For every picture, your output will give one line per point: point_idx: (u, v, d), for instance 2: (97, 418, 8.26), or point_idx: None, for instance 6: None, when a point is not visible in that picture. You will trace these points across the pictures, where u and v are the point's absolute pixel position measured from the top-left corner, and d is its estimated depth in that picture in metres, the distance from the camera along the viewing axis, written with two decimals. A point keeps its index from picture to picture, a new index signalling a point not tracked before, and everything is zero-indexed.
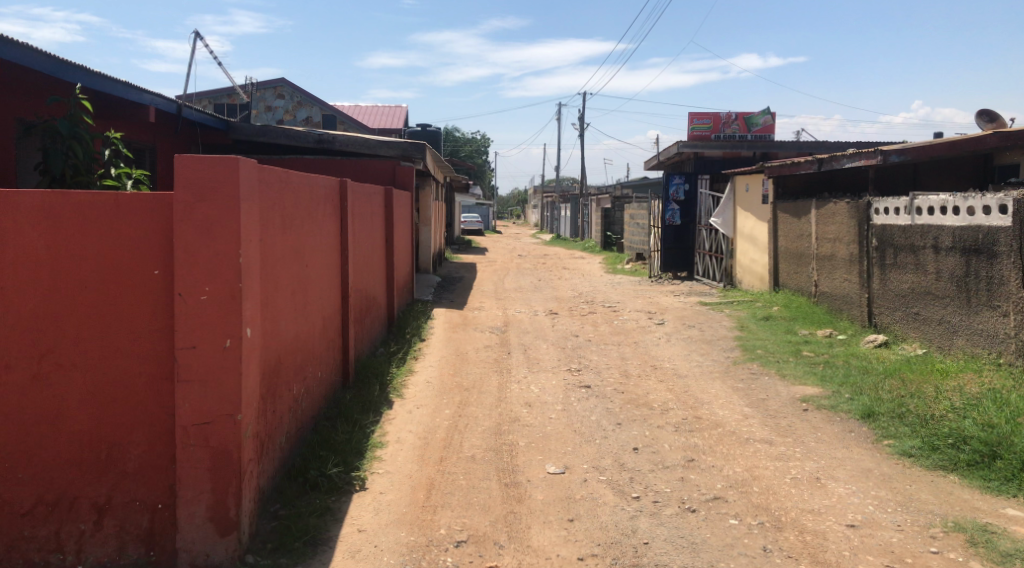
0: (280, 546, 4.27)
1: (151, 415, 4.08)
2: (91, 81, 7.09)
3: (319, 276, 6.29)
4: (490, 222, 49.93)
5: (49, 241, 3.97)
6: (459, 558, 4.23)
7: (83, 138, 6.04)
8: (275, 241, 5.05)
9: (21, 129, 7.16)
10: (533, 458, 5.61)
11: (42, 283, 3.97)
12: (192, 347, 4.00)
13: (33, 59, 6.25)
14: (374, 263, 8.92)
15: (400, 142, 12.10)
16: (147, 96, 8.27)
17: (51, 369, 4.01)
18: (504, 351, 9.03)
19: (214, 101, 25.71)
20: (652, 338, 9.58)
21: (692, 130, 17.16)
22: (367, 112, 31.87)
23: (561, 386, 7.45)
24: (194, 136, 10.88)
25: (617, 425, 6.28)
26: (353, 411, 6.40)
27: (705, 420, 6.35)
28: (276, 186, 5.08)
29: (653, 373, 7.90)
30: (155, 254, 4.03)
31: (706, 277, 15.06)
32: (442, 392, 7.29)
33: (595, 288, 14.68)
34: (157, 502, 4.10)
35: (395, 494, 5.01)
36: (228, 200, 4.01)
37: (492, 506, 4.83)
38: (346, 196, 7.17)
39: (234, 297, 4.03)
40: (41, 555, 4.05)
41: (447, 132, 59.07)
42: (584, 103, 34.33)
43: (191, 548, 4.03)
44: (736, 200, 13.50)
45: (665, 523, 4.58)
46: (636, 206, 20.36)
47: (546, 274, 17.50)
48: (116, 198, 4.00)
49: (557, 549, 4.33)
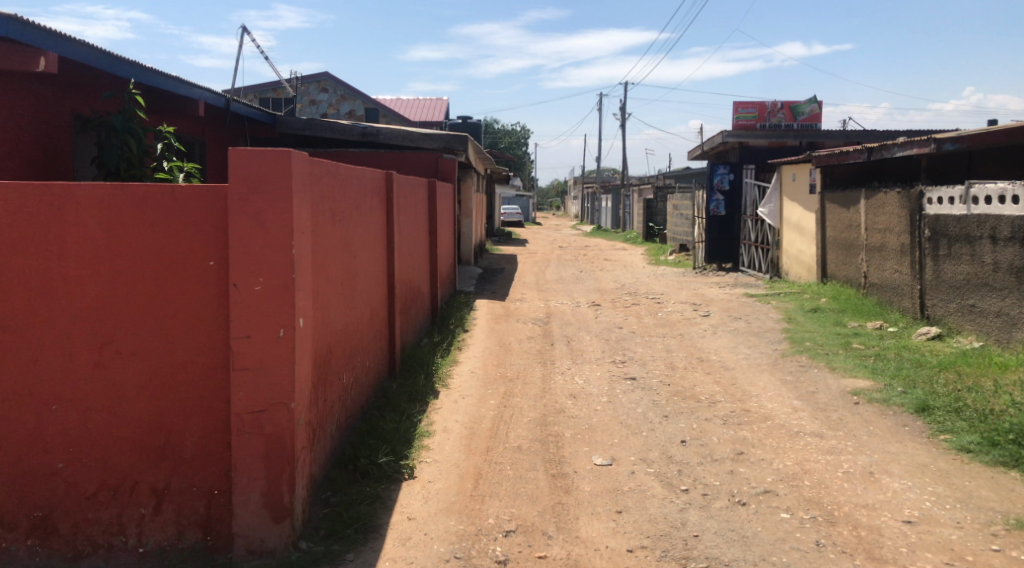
0: (333, 532, 4.34)
1: (208, 402, 4.18)
2: (142, 75, 7.21)
3: (366, 266, 6.35)
4: (530, 215, 50.08)
5: (109, 231, 4.06)
6: (508, 549, 4.24)
7: (135, 133, 6.41)
8: (325, 234, 5.11)
9: (77, 124, 7.32)
10: (580, 449, 5.61)
11: (102, 273, 4.08)
12: (246, 337, 4.07)
13: (88, 56, 6.41)
14: (418, 254, 9.00)
15: (443, 135, 12.24)
16: (196, 90, 8.41)
17: (111, 358, 4.12)
18: (548, 342, 9.02)
19: (259, 96, 26.04)
20: (698, 330, 9.51)
21: (737, 119, 16.94)
22: (408, 105, 32.04)
23: (606, 378, 7.43)
24: (242, 130, 11.09)
25: (664, 418, 6.24)
26: (400, 400, 6.49)
27: (753, 413, 6.27)
28: (325, 180, 5.13)
29: (699, 365, 7.82)
30: (210, 245, 4.11)
31: (752, 269, 14.86)
32: (486, 383, 7.32)
33: (637, 280, 14.62)
34: (213, 489, 4.20)
35: (442, 484, 5.05)
36: (281, 192, 4.06)
37: (539, 497, 4.84)
38: (391, 189, 7.21)
39: (287, 287, 4.09)
40: (104, 537, 4.17)
41: (488, 124, 58.94)
42: (625, 95, 34.32)
43: (246, 534, 4.10)
44: (783, 190, 13.28)
45: (715, 516, 4.54)
46: (680, 197, 20.16)
47: (587, 266, 17.43)
48: (172, 190, 4.09)
49: (605, 541, 4.32)
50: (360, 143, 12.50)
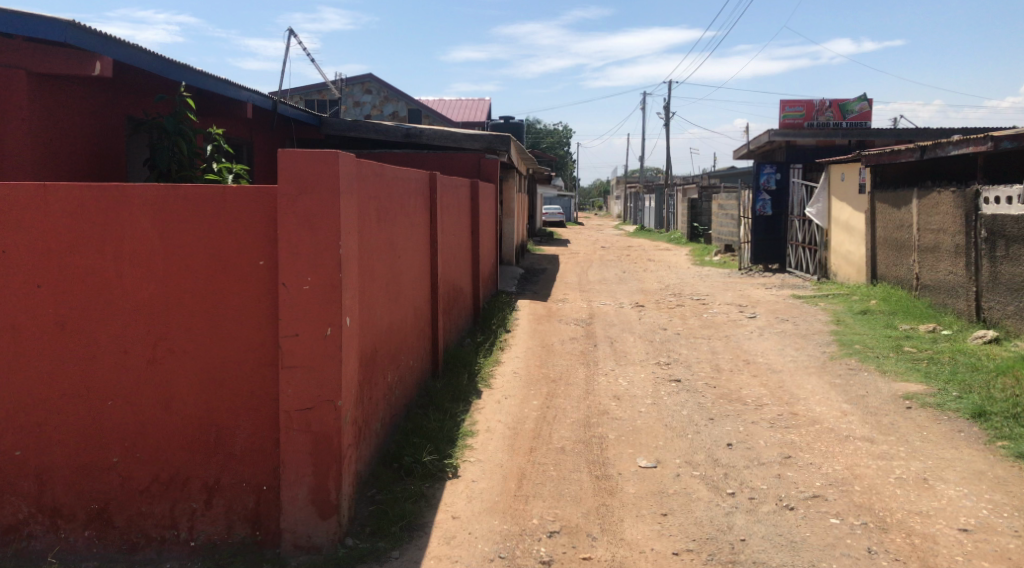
0: (378, 530, 4.38)
1: (257, 399, 4.25)
2: (193, 78, 7.35)
3: (410, 266, 6.39)
4: (572, 215, 49.99)
5: (162, 231, 4.16)
6: (552, 550, 4.24)
7: (186, 134, 6.57)
8: (371, 234, 5.16)
9: (130, 127, 7.50)
10: (624, 451, 5.57)
11: (155, 273, 4.17)
12: (294, 335, 4.13)
13: (141, 60, 6.55)
14: (461, 255, 9.03)
15: (485, 135, 12.27)
16: (244, 93, 8.56)
17: (164, 356, 4.21)
18: (591, 343, 8.98)
19: (305, 97, 26.42)
20: (744, 332, 9.38)
21: (784, 118, 16.66)
22: (450, 106, 32.20)
23: (650, 380, 7.37)
24: (288, 131, 11.27)
25: (709, 420, 6.17)
26: (444, 399, 6.53)
27: (801, 417, 6.16)
28: (371, 180, 5.17)
29: (745, 368, 7.72)
30: (259, 245, 4.18)
31: (799, 270, 14.62)
32: (529, 384, 7.32)
33: (681, 281, 14.48)
34: (262, 484, 4.27)
35: (486, 483, 5.07)
36: (329, 193, 4.11)
37: (583, 498, 4.82)
38: (435, 189, 7.25)
39: (335, 287, 4.14)
40: (157, 531, 4.26)
41: (530, 124, 59.03)
42: (668, 94, 34.05)
43: (294, 530, 4.16)
44: (831, 189, 13.03)
45: (762, 520, 4.48)
46: (725, 197, 19.91)
47: (630, 267, 17.32)
48: (223, 191, 4.16)
49: (651, 544, 4.28)
50: (403, 144, 12.59)
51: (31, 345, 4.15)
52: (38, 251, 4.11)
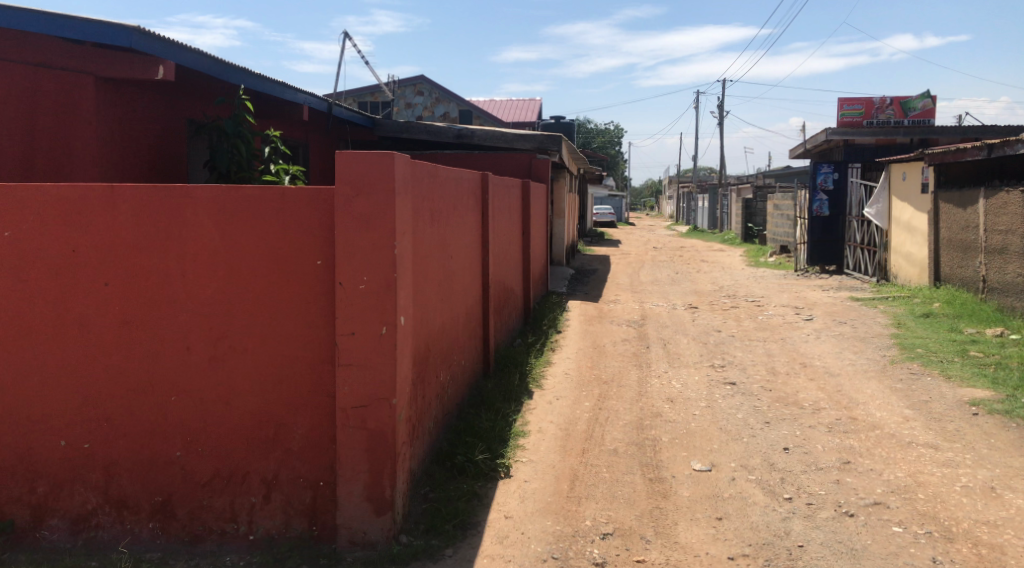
0: (432, 527, 4.42)
1: (314, 397, 4.32)
2: (251, 81, 7.51)
3: (462, 265, 6.42)
4: (623, 215, 49.68)
5: (223, 231, 4.26)
6: (606, 552, 4.21)
7: (245, 137, 6.72)
8: (425, 234, 5.21)
9: (191, 129, 7.70)
10: (678, 454, 5.52)
11: (216, 272, 4.28)
12: (351, 334, 4.19)
13: (202, 64, 6.70)
14: (512, 255, 9.06)
15: (537, 135, 12.26)
16: (301, 95, 8.71)
17: (225, 353, 4.31)
18: (643, 345, 8.91)
19: (358, 99, 26.81)
20: (800, 334, 9.20)
21: (842, 116, 16.30)
22: (501, 107, 32.31)
23: (704, 383, 7.28)
24: (342, 133, 11.45)
25: (765, 424, 6.06)
26: (496, 399, 6.55)
27: (861, 422, 6.01)
28: (425, 180, 5.22)
29: (802, 371, 7.57)
30: (317, 245, 4.25)
31: (858, 272, 14.28)
32: (581, 385, 7.29)
33: (734, 282, 14.28)
34: (319, 480, 4.35)
35: (538, 484, 5.07)
36: (385, 194, 4.15)
37: (636, 501, 4.78)
38: (487, 190, 7.27)
39: (390, 287, 4.19)
40: (218, 524, 4.37)
41: (582, 124, 58.88)
42: (722, 93, 33.61)
43: (349, 526, 4.22)
44: (891, 189, 12.70)
45: (821, 527, 4.39)
46: (780, 197, 19.56)
47: (683, 268, 17.13)
48: (282, 192, 4.24)
49: (706, 548, 4.23)
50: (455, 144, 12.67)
51: (99, 342, 4.29)
52: (106, 250, 4.25)
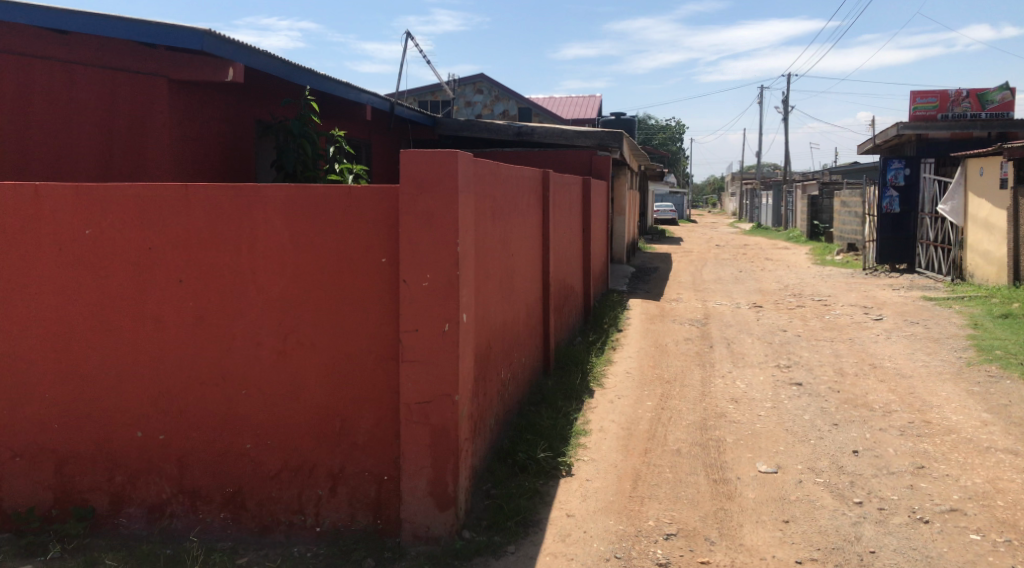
0: (494, 524, 4.44)
1: (379, 392, 4.39)
2: (317, 82, 7.65)
3: (523, 263, 6.43)
4: (685, 213, 49.03)
5: (292, 229, 4.35)
6: (669, 552, 4.17)
7: (310, 137, 6.87)
8: (486, 232, 5.23)
9: (259, 129, 7.89)
10: (742, 455, 5.42)
11: (284, 269, 4.38)
12: (414, 331, 4.23)
13: (270, 66, 6.84)
14: (573, 253, 9.03)
15: (597, 132, 12.19)
16: (364, 96, 8.84)
17: (293, 349, 4.41)
18: (706, 344, 8.78)
19: (419, 98, 27.09)
20: (870, 335, 8.93)
21: (915, 110, 15.77)
22: (561, 104, 32.24)
23: (769, 383, 7.13)
24: (404, 132, 11.59)
25: (833, 426, 5.91)
26: (557, 397, 6.54)
27: (935, 425, 5.81)
28: (487, 178, 5.24)
29: (871, 372, 7.35)
30: (382, 242, 4.31)
31: (930, 270, 13.80)
32: (643, 384, 7.23)
33: (800, 280, 13.95)
34: (384, 474, 4.42)
35: (600, 483, 5.04)
36: (448, 192, 4.18)
37: (700, 502, 4.72)
38: (548, 187, 7.26)
39: (453, 284, 4.22)
40: (286, 515, 4.48)
41: (642, 121, 58.31)
42: (788, 88, 32.87)
43: (413, 520, 4.27)
44: (967, 185, 12.23)
45: (893, 533, 4.26)
46: (848, 194, 19.03)
47: (746, 266, 16.82)
48: (348, 191, 4.31)
49: (772, 551, 4.15)
50: (515, 142, 12.69)
51: (172, 337, 4.43)
52: (180, 247, 4.38)
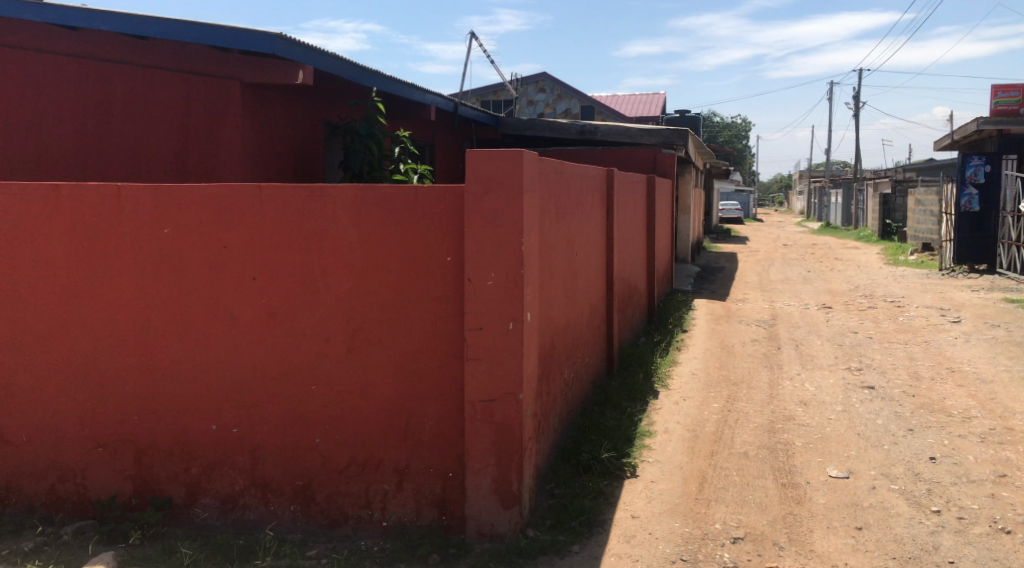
0: (558, 523, 4.44)
1: (445, 389, 4.43)
2: (382, 83, 7.76)
3: (586, 261, 6.40)
4: (750, 212, 48.10)
5: (361, 228, 4.42)
6: (737, 556, 4.10)
7: (377, 137, 6.98)
8: (550, 230, 5.22)
9: (327, 130, 8.05)
10: (812, 459, 5.30)
11: (353, 268, 4.45)
12: (479, 329, 4.26)
13: (337, 68, 6.97)
14: (637, 252, 8.95)
15: (662, 129, 12.06)
16: (428, 96, 8.92)
17: (361, 346, 4.48)
18: (773, 346, 8.60)
19: (481, 98, 27.27)
20: (947, 337, 8.62)
21: (996, 104, 15.13)
22: (624, 102, 32.01)
23: (840, 386, 6.94)
24: (467, 132, 11.68)
25: (909, 431, 5.72)
26: (621, 398, 6.50)
27: (1018, 433, 5.57)
28: (551, 177, 5.23)
29: (949, 377, 7.09)
30: (448, 242, 4.35)
31: (1012, 271, 13.23)
32: (708, 386, 7.12)
33: (872, 281, 13.54)
34: (449, 471, 4.46)
35: (666, 485, 4.99)
36: (513, 192, 4.20)
37: (768, 506, 4.63)
38: (612, 185, 7.21)
39: (518, 283, 4.23)
40: (354, 509, 4.56)
41: (707, 119, 57.44)
42: (859, 83, 31.95)
43: (477, 517, 4.30)
44: None
45: (974, 543, 4.10)
46: (924, 192, 18.38)
47: (815, 266, 16.40)
48: (415, 191, 4.35)
49: (844, 558, 4.04)
50: (578, 141, 12.64)
51: (246, 332, 4.56)
52: (254, 246, 4.50)
